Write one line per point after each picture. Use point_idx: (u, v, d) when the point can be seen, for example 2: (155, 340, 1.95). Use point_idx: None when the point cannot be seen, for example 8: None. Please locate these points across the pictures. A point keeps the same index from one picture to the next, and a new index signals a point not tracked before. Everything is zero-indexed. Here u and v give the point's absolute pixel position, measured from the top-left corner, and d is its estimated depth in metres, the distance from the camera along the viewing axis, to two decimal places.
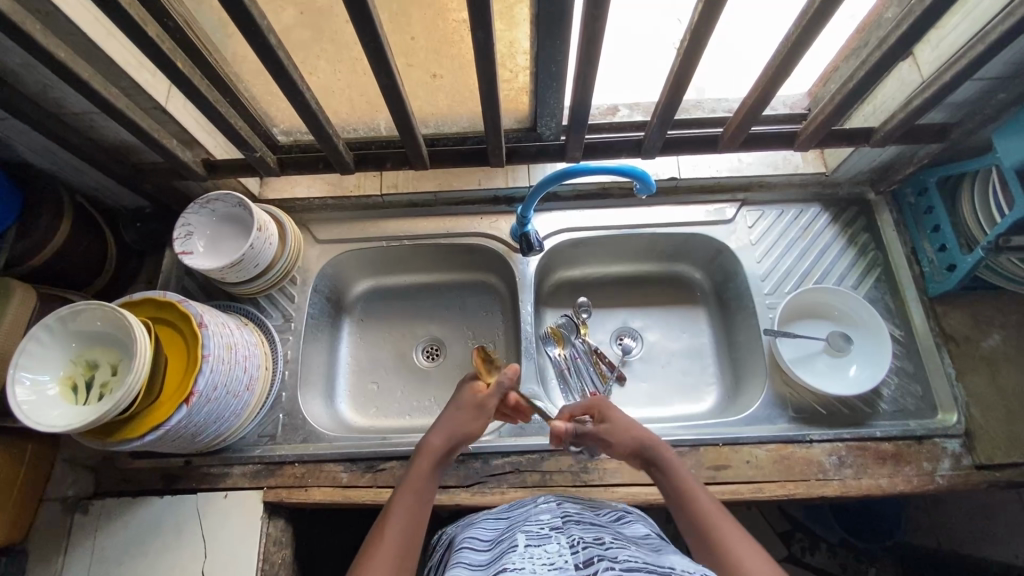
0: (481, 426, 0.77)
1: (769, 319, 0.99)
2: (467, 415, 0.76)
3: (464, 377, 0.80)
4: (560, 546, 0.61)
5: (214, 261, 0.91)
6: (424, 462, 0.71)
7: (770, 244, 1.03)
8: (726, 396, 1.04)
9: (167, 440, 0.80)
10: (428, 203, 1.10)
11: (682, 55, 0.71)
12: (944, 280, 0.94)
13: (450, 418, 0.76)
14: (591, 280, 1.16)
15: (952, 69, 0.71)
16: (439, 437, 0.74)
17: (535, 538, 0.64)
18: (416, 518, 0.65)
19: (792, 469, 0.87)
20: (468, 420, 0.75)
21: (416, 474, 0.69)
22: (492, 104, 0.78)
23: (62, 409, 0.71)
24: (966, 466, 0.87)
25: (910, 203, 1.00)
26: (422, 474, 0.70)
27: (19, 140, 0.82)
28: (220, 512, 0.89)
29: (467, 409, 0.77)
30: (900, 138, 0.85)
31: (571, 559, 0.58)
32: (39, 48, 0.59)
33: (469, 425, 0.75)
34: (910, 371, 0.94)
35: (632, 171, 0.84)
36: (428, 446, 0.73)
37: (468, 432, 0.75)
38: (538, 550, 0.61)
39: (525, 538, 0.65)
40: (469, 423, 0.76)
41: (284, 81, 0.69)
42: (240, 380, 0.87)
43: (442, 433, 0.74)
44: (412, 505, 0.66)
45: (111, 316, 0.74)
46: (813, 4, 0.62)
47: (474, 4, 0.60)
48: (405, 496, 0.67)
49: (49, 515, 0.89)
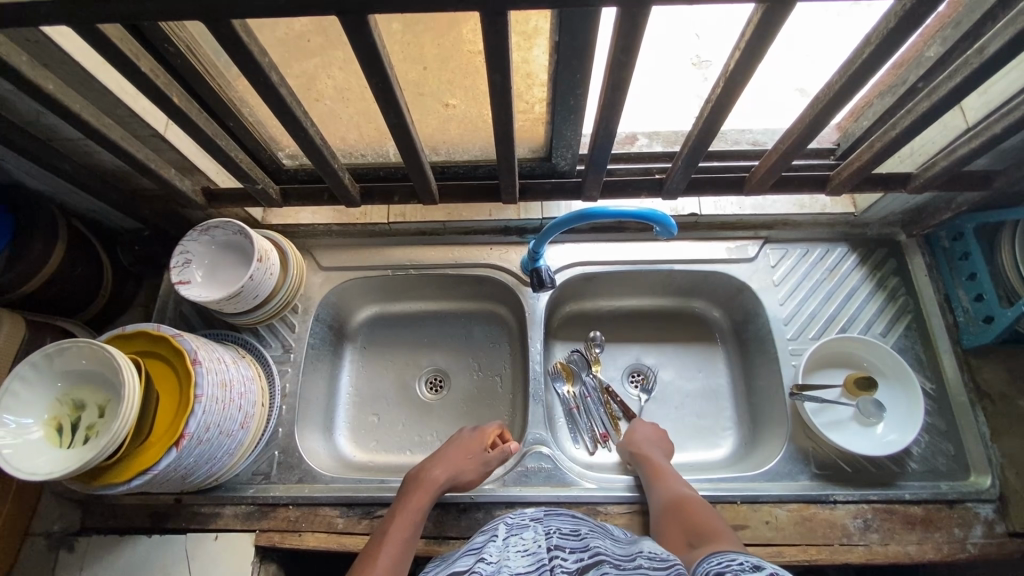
0: (478, 473, 0.86)
1: (792, 367, 0.93)
2: (468, 463, 0.85)
3: (474, 432, 0.89)
4: (537, 534, 0.64)
5: (212, 291, 0.87)
6: (422, 496, 0.79)
7: (794, 285, 0.98)
8: (742, 443, 0.99)
9: (156, 482, 0.76)
10: (437, 231, 1.06)
11: (714, 99, 0.66)
12: (980, 332, 0.89)
13: (451, 460, 0.84)
14: (603, 314, 1.11)
15: (1002, 120, 0.66)
16: (440, 472, 0.82)
17: (516, 527, 0.67)
18: (406, 546, 0.73)
19: (813, 532, 0.82)
20: (471, 467, 0.85)
21: (414, 507, 0.78)
22: (507, 141, 0.74)
23: (46, 454, 0.67)
24: (999, 534, 0.82)
25: (944, 248, 0.95)
26: (418, 508, 0.78)
27: (12, 163, 0.78)
28: (209, 555, 0.85)
29: (471, 456, 0.86)
30: (940, 185, 0.80)
31: (544, 545, 0.61)
32: (26, 82, 0.55)
33: (468, 471, 0.84)
34: (942, 429, 0.89)
35: (651, 215, 0.79)
36: (428, 481, 0.81)
37: (465, 478, 0.83)
38: (517, 537, 0.64)
39: (505, 527, 0.68)
40: (469, 469, 0.85)
41: (288, 117, 0.65)
42: (234, 418, 0.82)
43: (444, 471, 0.82)
44: (405, 533, 0.74)
45: (98, 354, 0.70)
46: (859, 56, 0.57)
47: (493, 44, 0.56)
48: (401, 524, 0.75)
49: (34, 551, 0.86)
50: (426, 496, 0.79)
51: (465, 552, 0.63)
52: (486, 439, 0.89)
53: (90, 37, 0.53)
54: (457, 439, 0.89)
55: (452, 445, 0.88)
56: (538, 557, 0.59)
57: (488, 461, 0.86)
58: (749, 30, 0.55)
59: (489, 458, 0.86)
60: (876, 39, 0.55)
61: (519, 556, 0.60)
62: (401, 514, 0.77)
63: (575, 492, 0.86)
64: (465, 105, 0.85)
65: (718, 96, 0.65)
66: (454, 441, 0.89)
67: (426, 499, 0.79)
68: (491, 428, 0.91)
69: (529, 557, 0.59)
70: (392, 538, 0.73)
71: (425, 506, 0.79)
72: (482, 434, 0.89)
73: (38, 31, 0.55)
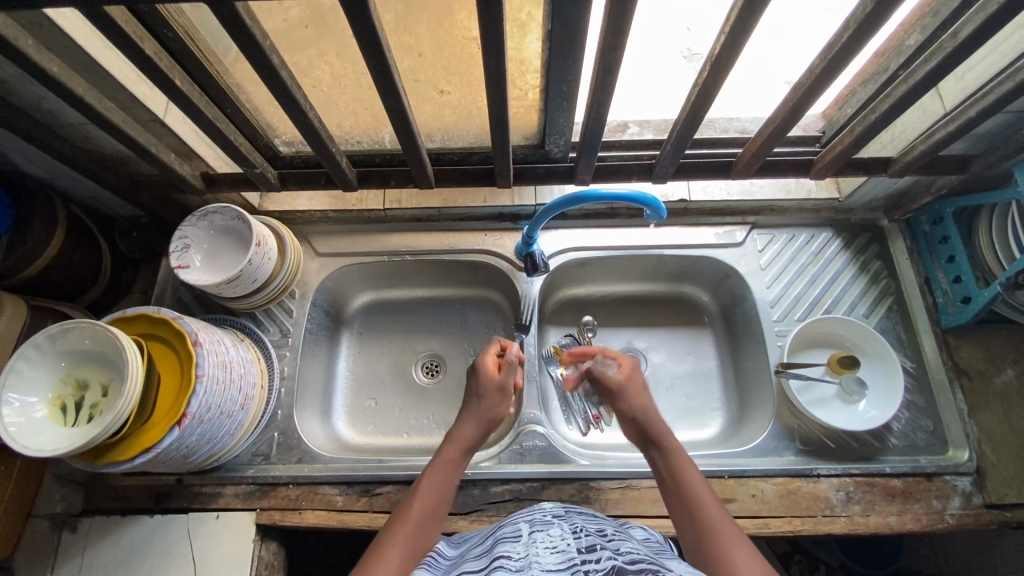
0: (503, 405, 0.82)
1: (778, 348, 0.96)
2: (489, 402, 0.80)
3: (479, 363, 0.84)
4: (564, 532, 0.61)
5: (212, 276, 0.89)
6: (454, 445, 0.76)
7: (780, 269, 1.01)
8: (730, 423, 1.02)
9: (158, 460, 0.77)
10: (431, 218, 1.08)
11: (700, 84, 0.68)
12: (958, 312, 0.92)
13: (474, 406, 0.80)
14: (594, 299, 1.14)
15: (977, 104, 0.69)
16: (468, 421, 0.79)
17: (539, 525, 0.64)
18: (443, 493, 0.72)
19: (798, 504, 0.85)
20: (491, 401, 0.80)
21: (446, 457, 0.75)
22: (501, 124, 0.76)
23: (50, 432, 0.69)
24: (977, 505, 0.85)
25: (924, 232, 0.98)
26: (451, 460, 0.75)
27: (12, 149, 0.79)
28: (211, 533, 0.87)
29: (491, 391, 0.81)
30: (919, 169, 0.82)
31: (574, 544, 0.58)
32: (31, 64, 0.57)
33: (492, 407, 0.80)
34: (921, 406, 0.92)
35: (642, 198, 0.81)
36: (458, 433, 0.77)
37: (491, 416, 0.79)
38: (542, 535, 0.61)
39: (528, 525, 0.64)
40: (489, 402, 0.80)
41: (288, 100, 0.67)
42: (235, 399, 0.84)
43: (469, 420, 0.79)
44: (433, 486, 0.71)
45: (101, 334, 0.72)
46: (839, 39, 0.60)
47: (488, 28, 0.58)
48: (432, 476, 0.73)
49: (37, 531, 0.88)
50: (458, 445, 0.76)
51: (487, 552, 0.60)
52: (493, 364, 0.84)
53: (94, 18, 0.54)
54: (469, 381, 0.85)
55: (468, 388, 0.83)
56: (568, 555, 0.55)
57: (508, 387, 0.82)
58: (733, 15, 0.57)
59: (507, 385, 0.82)
60: (853, 24, 0.57)
61: (547, 552, 0.56)
62: (432, 469, 0.74)
63: (568, 468, 0.89)
64: (460, 92, 0.87)
65: (704, 81, 0.67)
66: (469, 385, 0.84)
67: (461, 450, 0.76)
68: (491, 351, 0.86)
69: (558, 554, 0.56)
70: (425, 488, 0.71)
71: (458, 454, 0.76)
72: (488, 363, 0.84)
73: (43, 14, 0.56)
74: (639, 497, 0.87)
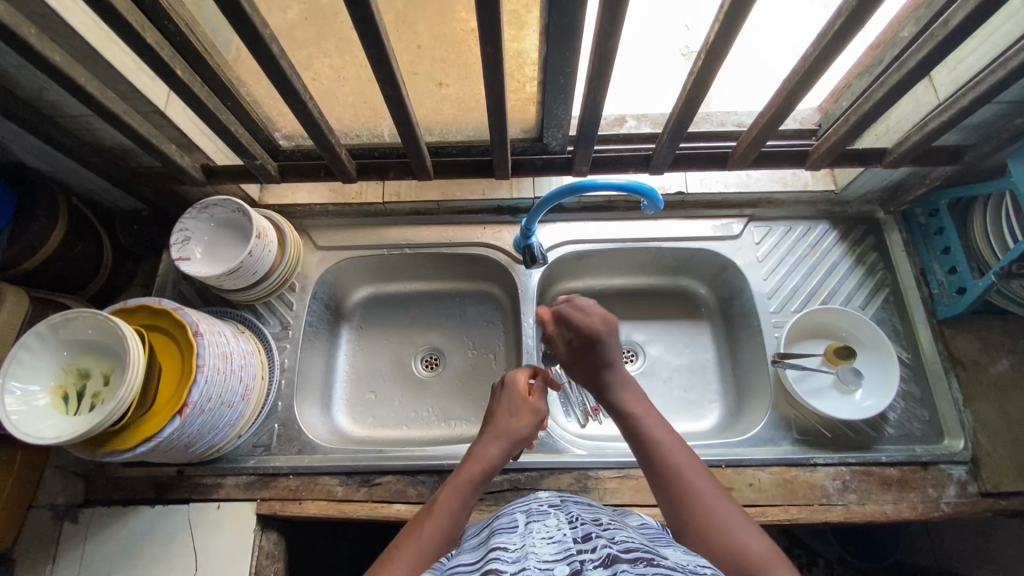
0: (533, 428, 0.76)
1: (775, 339, 0.97)
2: (520, 421, 0.74)
3: (509, 378, 0.79)
4: (560, 522, 0.61)
5: (212, 267, 0.90)
6: (478, 464, 0.69)
7: (777, 261, 1.02)
8: (727, 414, 1.02)
9: (159, 450, 0.78)
10: (430, 211, 1.08)
11: (695, 74, 0.69)
12: (953, 303, 0.93)
13: (501, 423, 0.74)
14: (593, 292, 1.14)
15: (970, 93, 0.69)
16: (494, 439, 0.72)
17: (536, 515, 0.64)
18: (460, 513, 0.65)
19: (795, 493, 0.86)
20: (525, 423, 0.74)
21: (467, 473, 0.68)
22: (499, 116, 0.76)
23: (52, 420, 0.69)
24: (972, 493, 0.86)
25: (920, 224, 0.99)
26: (473, 479, 0.68)
27: (15, 142, 0.80)
28: (212, 522, 0.87)
29: (525, 413, 0.75)
30: (913, 159, 0.83)
31: (570, 534, 0.58)
32: (33, 53, 0.58)
33: (522, 426, 0.74)
34: (917, 395, 0.93)
35: (639, 188, 0.82)
36: (482, 452, 0.71)
37: (520, 437, 0.73)
38: (538, 525, 0.61)
39: (525, 516, 0.65)
40: (522, 422, 0.74)
41: (287, 90, 0.68)
42: (235, 390, 0.84)
43: (495, 439, 0.72)
44: (454, 506, 0.65)
45: (103, 325, 0.72)
46: (832, 28, 0.61)
47: (484, 18, 0.58)
48: (451, 495, 0.65)
49: (39, 521, 0.88)
50: (483, 464, 0.69)
51: (484, 543, 0.60)
52: (525, 384, 0.79)
53: (96, 6, 0.55)
54: (496, 397, 0.79)
55: (495, 405, 0.77)
56: (564, 545, 0.55)
57: (541, 410, 0.77)
58: (726, 4, 0.58)
59: (540, 407, 0.77)
60: (845, 12, 0.58)
61: (543, 543, 0.57)
62: (451, 486, 0.67)
63: (566, 458, 0.89)
64: (458, 85, 0.87)
65: (699, 71, 0.68)
66: (496, 400, 0.78)
67: (483, 469, 0.69)
68: (524, 371, 0.81)
69: (554, 544, 0.56)
70: (442, 506, 0.64)
71: (483, 473, 0.68)
72: (522, 383, 0.79)
73: (45, 4, 0.57)
74: (637, 486, 0.87)
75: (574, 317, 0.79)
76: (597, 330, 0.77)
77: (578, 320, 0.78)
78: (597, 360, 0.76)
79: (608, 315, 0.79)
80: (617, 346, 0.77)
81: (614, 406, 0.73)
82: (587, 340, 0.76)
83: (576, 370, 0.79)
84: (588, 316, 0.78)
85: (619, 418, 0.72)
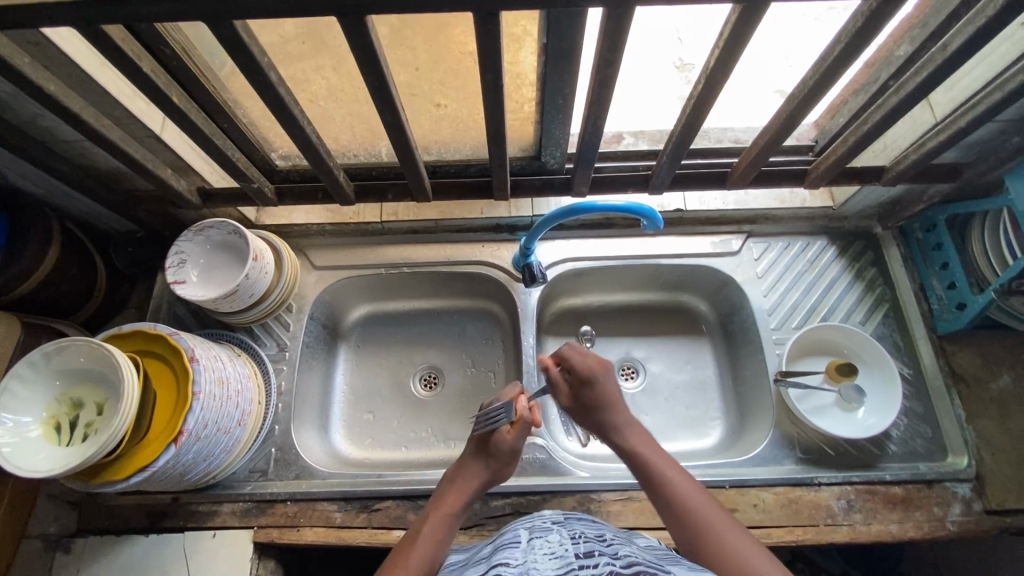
0: (510, 465, 0.80)
1: (777, 356, 0.97)
2: (502, 461, 0.78)
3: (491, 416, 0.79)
4: (563, 538, 0.61)
5: (207, 290, 0.88)
6: (457, 494, 0.75)
7: (777, 277, 1.02)
8: (730, 433, 1.01)
9: (154, 478, 0.76)
10: (429, 230, 1.08)
11: (696, 94, 0.69)
12: (953, 319, 0.93)
13: (488, 465, 0.78)
14: (592, 309, 1.13)
15: (967, 114, 0.70)
16: (477, 468, 0.78)
17: (539, 531, 0.63)
18: (439, 546, 0.69)
19: (800, 513, 0.85)
20: (512, 437, 0.78)
21: (450, 506, 0.74)
22: (499, 141, 0.76)
23: (45, 452, 0.67)
24: (977, 512, 0.85)
25: (918, 239, 1.00)
26: (455, 512, 0.73)
27: (8, 167, 0.79)
28: (209, 551, 0.86)
29: (508, 425, 0.79)
30: (912, 178, 0.84)
31: (573, 549, 0.57)
32: (26, 82, 0.57)
33: (502, 469, 0.79)
34: (920, 412, 0.92)
35: (640, 209, 0.82)
36: (462, 485, 0.76)
37: (497, 478, 0.78)
38: (541, 541, 0.61)
39: (527, 532, 0.64)
40: (511, 436, 0.78)
41: (286, 117, 0.67)
42: (232, 415, 0.83)
43: (479, 476, 0.77)
44: (438, 535, 0.70)
45: (96, 352, 0.71)
46: (833, 51, 0.61)
47: (485, 47, 0.59)
48: (439, 526, 0.71)
49: (28, 552, 0.86)
50: (461, 495, 0.75)
51: (485, 561, 0.60)
52: (506, 425, 0.79)
53: (91, 36, 0.55)
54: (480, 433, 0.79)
55: (473, 433, 0.81)
56: (566, 561, 0.55)
57: (520, 447, 0.79)
58: (728, 27, 0.58)
59: (518, 447, 0.79)
60: (845, 38, 0.59)
61: (545, 559, 0.56)
62: (436, 513, 0.72)
63: (570, 481, 0.88)
64: (457, 106, 0.88)
65: (700, 92, 0.68)
66: (479, 432, 0.79)
67: (461, 500, 0.75)
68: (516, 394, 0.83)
69: (556, 561, 0.55)
70: (426, 535, 0.69)
71: (462, 503, 0.74)
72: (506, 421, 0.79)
73: (41, 33, 0.57)
74: (640, 508, 0.86)
75: (573, 357, 0.83)
76: (594, 369, 0.82)
77: (577, 362, 0.83)
78: (597, 399, 0.80)
79: (604, 359, 0.84)
80: (614, 388, 0.81)
81: (627, 448, 0.77)
82: (587, 377, 0.81)
83: (576, 411, 0.83)
84: (587, 358, 0.83)
85: (630, 458, 0.76)
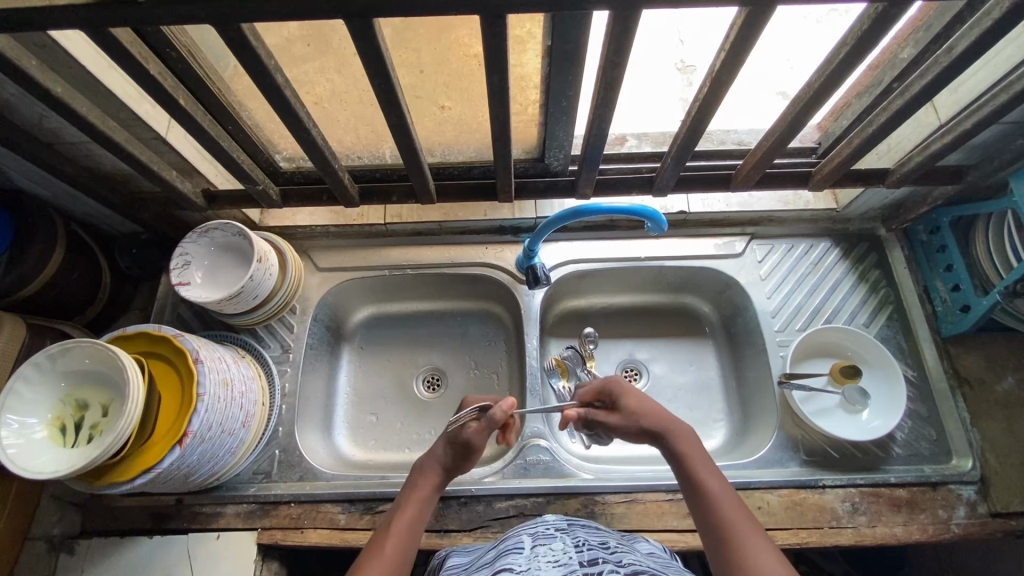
0: (473, 454, 0.75)
1: (780, 358, 0.97)
2: (462, 445, 0.74)
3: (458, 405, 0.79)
4: (566, 546, 0.61)
5: (212, 292, 0.88)
6: (421, 485, 0.71)
7: (781, 279, 1.02)
8: (734, 435, 1.01)
9: (158, 480, 0.76)
10: (433, 232, 1.08)
11: (702, 97, 0.69)
12: (957, 321, 0.93)
13: (449, 450, 0.73)
14: (595, 310, 1.13)
15: (973, 116, 0.70)
16: (438, 454, 0.74)
17: (542, 538, 0.64)
18: (403, 544, 0.64)
19: (804, 516, 0.85)
20: (478, 420, 0.75)
21: (415, 498, 0.70)
22: (503, 143, 0.76)
23: (50, 454, 0.68)
24: (982, 514, 0.85)
25: (922, 241, 1.00)
26: (417, 504, 0.69)
27: (13, 168, 0.79)
28: (211, 553, 0.85)
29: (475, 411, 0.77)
30: (917, 180, 0.84)
31: (576, 557, 0.57)
32: (34, 84, 0.57)
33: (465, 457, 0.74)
34: (924, 415, 0.92)
35: (644, 211, 0.82)
36: (425, 475, 0.72)
37: (459, 466, 0.73)
38: (544, 548, 0.61)
39: (530, 538, 0.64)
40: (474, 421, 0.75)
41: (292, 120, 0.68)
42: (236, 417, 0.83)
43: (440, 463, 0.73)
44: (403, 530, 0.66)
45: (102, 354, 0.71)
46: (838, 54, 0.61)
47: (491, 49, 0.59)
48: (406, 515, 0.67)
49: (33, 555, 0.85)
50: (425, 485, 0.71)
51: (488, 566, 0.60)
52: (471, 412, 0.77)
53: (99, 39, 0.55)
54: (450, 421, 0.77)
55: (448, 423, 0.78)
56: (570, 568, 0.55)
57: (484, 433, 0.74)
58: (734, 30, 0.58)
59: (482, 434, 0.75)
60: (851, 40, 0.59)
61: (548, 566, 0.56)
62: (410, 505, 0.69)
63: (574, 483, 0.88)
64: (460, 108, 0.88)
65: (705, 95, 0.68)
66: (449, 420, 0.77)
67: (422, 491, 0.70)
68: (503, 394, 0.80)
69: (559, 567, 0.55)
70: (399, 531, 0.65)
71: (423, 493, 0.70)
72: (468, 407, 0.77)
73: (48, 34, 0.57)
74: (645, 511, 0.86)
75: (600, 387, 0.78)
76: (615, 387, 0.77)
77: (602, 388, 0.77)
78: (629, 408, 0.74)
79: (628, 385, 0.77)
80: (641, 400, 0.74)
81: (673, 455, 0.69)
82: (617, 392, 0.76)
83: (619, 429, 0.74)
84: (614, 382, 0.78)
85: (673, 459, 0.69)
